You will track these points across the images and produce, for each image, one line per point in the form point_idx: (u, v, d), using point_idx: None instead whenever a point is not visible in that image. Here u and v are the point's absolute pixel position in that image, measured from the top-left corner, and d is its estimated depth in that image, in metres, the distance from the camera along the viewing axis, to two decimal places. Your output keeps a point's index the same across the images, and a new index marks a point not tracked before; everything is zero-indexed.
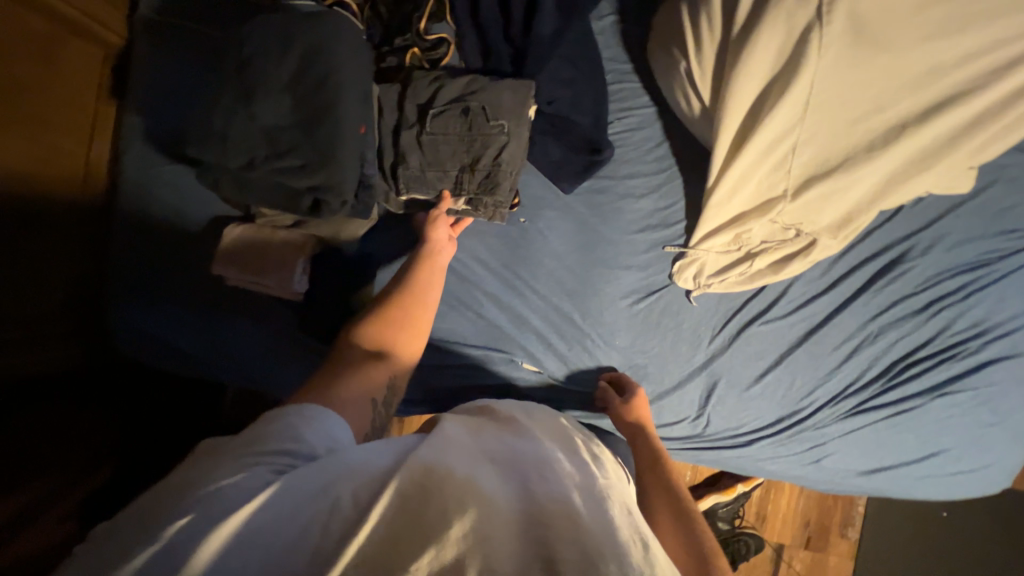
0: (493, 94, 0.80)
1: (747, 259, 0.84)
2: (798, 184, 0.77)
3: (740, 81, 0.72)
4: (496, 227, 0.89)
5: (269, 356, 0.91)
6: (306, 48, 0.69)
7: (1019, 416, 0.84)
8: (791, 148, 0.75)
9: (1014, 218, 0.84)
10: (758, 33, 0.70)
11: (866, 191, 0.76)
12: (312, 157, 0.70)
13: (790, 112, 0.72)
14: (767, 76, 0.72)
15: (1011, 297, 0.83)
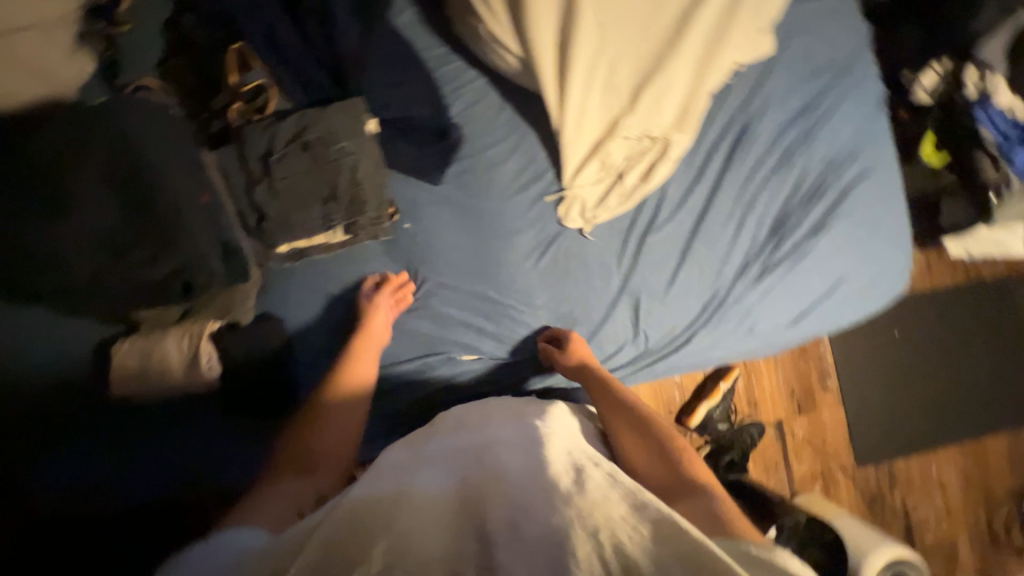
0: (327, 119, 0.80)
1: (620, 179, 0.89)
2: (630, 96, 0.83)
3: (538, 25, 0.77)
4: (385, 242, 0.89)
5: (215, 448, 0.83)
6: (110, 139, 0.67)
7: (886, 224, 0.96)
8: (607, 69, 0.81)
9: (817, 63, 0.94)
10: None
11: (687, 79, 0.83)
12: (160, 242, 0.68)
13: (590, 37, 0.78)
14: (557, 12, 0.77)
15: (841, 128, 0.94)
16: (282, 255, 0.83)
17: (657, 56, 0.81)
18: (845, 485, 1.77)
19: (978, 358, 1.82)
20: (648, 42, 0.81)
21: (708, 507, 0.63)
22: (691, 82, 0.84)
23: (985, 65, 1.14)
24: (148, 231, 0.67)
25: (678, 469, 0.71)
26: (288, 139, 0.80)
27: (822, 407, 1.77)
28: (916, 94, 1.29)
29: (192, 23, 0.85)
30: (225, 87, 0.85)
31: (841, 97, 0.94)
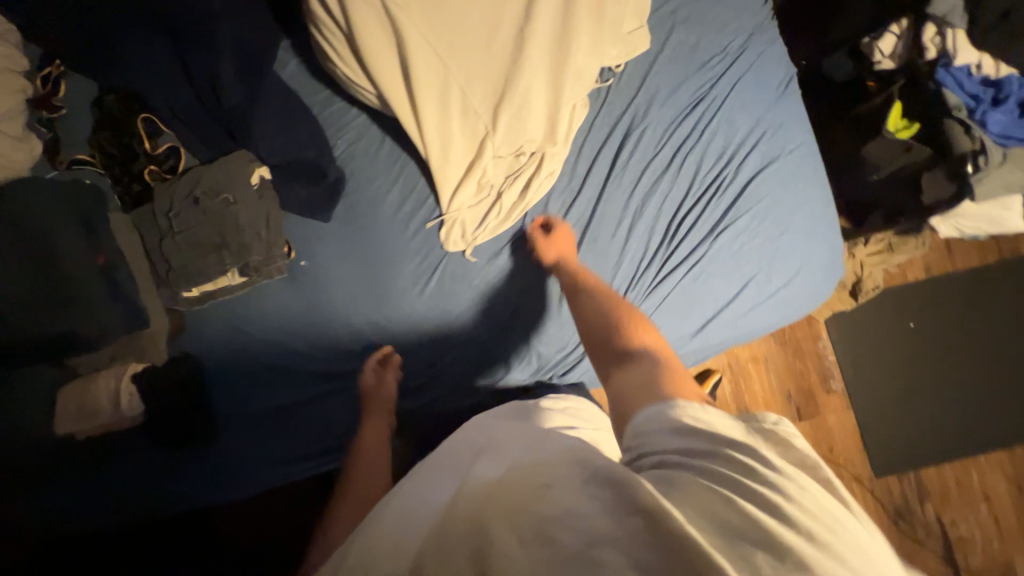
0: (216, 174, 0.88)
1: (498, 199, 0.90)
2: (490, 113, 0.82)
3: (379, 59, 0.77)
4: (283, 281, 0.95)
5: (163, 465, 0.91)
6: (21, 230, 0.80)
7: (804, 213, 0.86)
8: (461, 94, 0.81)
9: (705, 50, 0.88)
10: (356, 16, 0.74)
11: (545, 89, 0.82)
12: (67, 317, 0.82)
13: (435, 67, 0.79)
14: (397, 44, 0.77)
15: (741, 115, 0.87)
16: (191, 301, 0.91)
17: (508, 72, 0.80)
18: (862, 500, 1.56)
19: (1004, 345, 1.60)
20: (497, 60, 0.80)
21: (642, 374, 0.61)
22: (552, 93, 0.83)
23: (946, 22, 1.02)
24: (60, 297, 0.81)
25: (628, 335, 0.69)
26: (184, 194, 0.88)
27: (825, 410, 1.60)
28: (879, 60, 1.14)
29: (109, 99, 0.96)
30: (140, 153, 0.95)
31: (737, 82, 0.87)
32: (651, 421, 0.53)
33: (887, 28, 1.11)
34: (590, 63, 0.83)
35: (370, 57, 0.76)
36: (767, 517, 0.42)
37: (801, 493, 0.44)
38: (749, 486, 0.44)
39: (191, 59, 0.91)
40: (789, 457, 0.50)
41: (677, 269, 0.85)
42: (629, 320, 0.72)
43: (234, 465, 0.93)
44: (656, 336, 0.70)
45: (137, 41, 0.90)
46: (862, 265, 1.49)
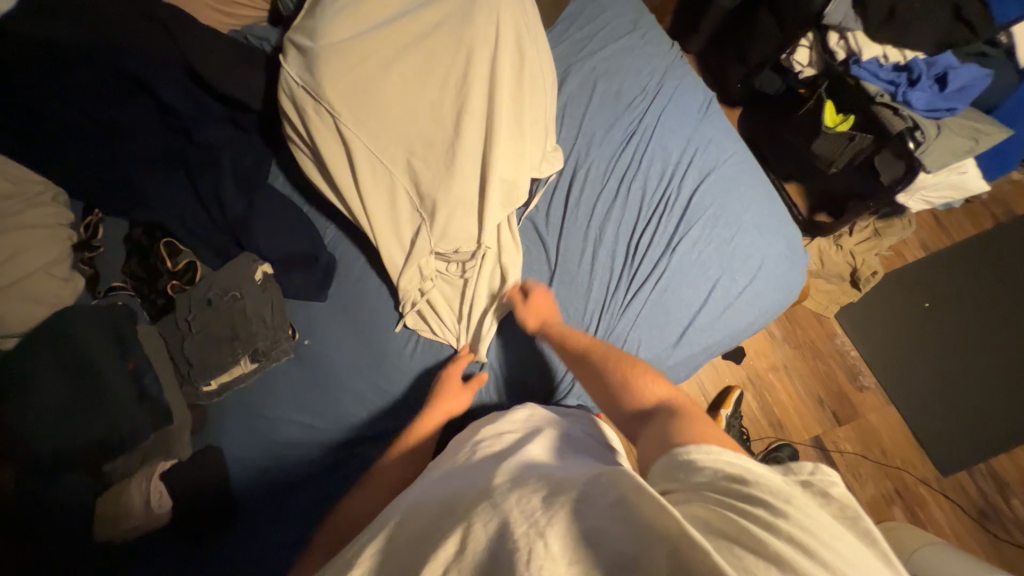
0: (224, 277, 1.00)
1: (467, 293, 0.96)
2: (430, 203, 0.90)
3: (336, 164, 0.89)
4: (291, 362, 1.04)
5: (187, 560, 0.93)
6: (56, 338, 0.93)
7: (751, 213, 0.91)
8: (407, 187, 0.90)
9: (628, 94, 1.00)
10: (315, 134, 0.87)
11: (475, 178, 0.89)
12: (96, 408, 0.92)
13: (377, 169, 0.89)
14: (347, 154, 0.88)
15: (672, 140, 0.96)
16: (215, 391, 1.00)
17: (445, 162, 0.88)
18: (936, 504, 1.42)
19: None
20: (434, 151, 0.88)
21: (657, 432, 0.59)
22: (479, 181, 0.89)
23: (843, 28, 1.10)
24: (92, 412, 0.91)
25: (637, 394, 0.68)
26: (199, 299, 1.00)
27: (864, 411, 1.51)
28: (801, 70, 1.25)
29: (138, 232, 1.13)
30: (163, 272, 1.09)
31: (662, 113, 0.98)
32: (668, 472, 0.52)
33: (799, 42, 1.22)
34: (513, 170, 0.89)
35: (332, 164, 0.88)
36: (782, 544, 0.39)
37: (822, 526, 0.41)
38: (774, 524, 0.41)
39: (203, 187, 1.08)
40: (836, 513, 0.45)
41: (644, 286, 0.90)
42: (633, 372, 0.72)
43: (261, 552, 0.94)
44: (663, 383, 0.69)
45: (162, 182, 1.09)
46: (853, 255, 1.50)
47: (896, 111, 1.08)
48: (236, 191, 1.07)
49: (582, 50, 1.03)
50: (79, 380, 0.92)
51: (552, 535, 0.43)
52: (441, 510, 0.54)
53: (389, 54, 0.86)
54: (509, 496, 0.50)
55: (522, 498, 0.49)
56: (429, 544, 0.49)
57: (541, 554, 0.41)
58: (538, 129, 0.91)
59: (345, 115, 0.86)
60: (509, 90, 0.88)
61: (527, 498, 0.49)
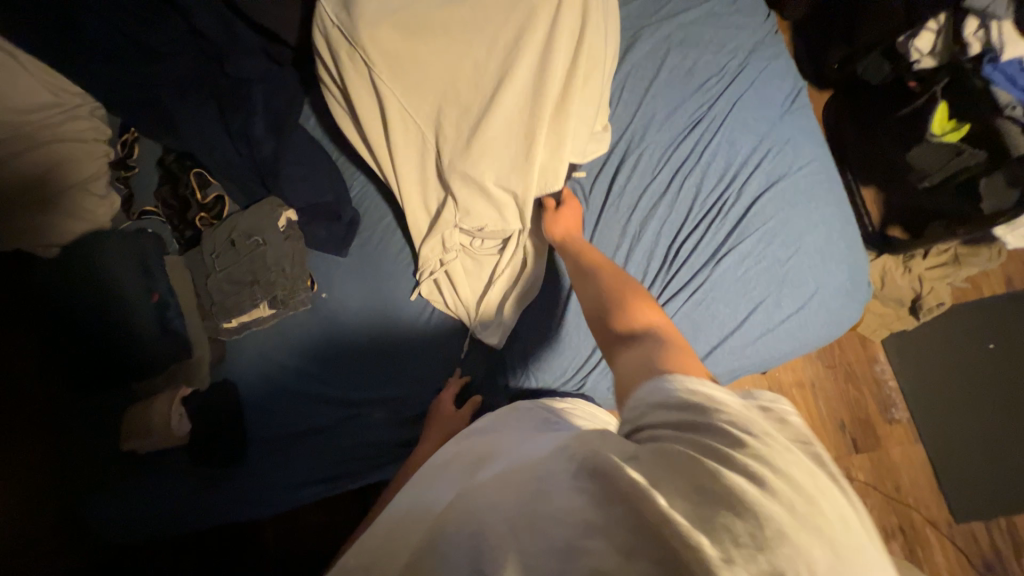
0: (247, 219, 0.99)
1: (488, 268, 0.93)
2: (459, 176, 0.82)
3: (366, 118, 0.83)
4: (308, 313, 1.04)
5: (201, 480, 1.01)
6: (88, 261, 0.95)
7: (816, 233, 0.80)
8: (438, 152, 0.82)
9: (702, 72, 0.86)
10: (347, 83, 0.80)
11: (512, 159, 0.81)
12: (122, 335, 0.95)
13: (408, 130, 0.82)
14: (378, 111, 0.82)
15: (742, 134, 0.83)
16: (233, 331, 1.03)
17: (483, 129, 0.78)
18: (940, 547, 1.37)
19: None
20: (473, 116, 0.79)
21: (642, 353, 0.56)
22: (518, 168, 0.81)
23: (987, 15, 0.89)
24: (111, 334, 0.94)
25: (631, 317, 0.64)
26: (223, 239, 1.00)
27: (887, 443, 1.43)
28: (918, 59, 1.04)
29: (170, 158, 1.12)
30: (192, 203, 1.10)
31: (737, 100, 0.84)
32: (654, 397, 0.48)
33: (925, 23, 1.00)
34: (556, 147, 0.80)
35: (364, 119, 0.82)
36: (744, 480, 0.37)
37: (787, 460, 0.40)
38: (735, 455, 0.39)
39: (234, 122, 1.04)
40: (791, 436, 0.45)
41: (677, 296, 0.82)
42: (633, 298, 0.68)
43: (272, 478, 1.02)
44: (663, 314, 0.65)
45: (196, 111, 1.06)
46: (921, 280, 1.34)
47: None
48: (266, 130, 1.03)
49: (658, 11, 0.89)
50: (107, 306, 0.94)
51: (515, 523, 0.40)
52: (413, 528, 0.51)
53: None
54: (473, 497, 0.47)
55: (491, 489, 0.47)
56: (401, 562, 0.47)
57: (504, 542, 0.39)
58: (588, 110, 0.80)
59: (381, 64, 0.78)
60: (564, 63, 0.77)
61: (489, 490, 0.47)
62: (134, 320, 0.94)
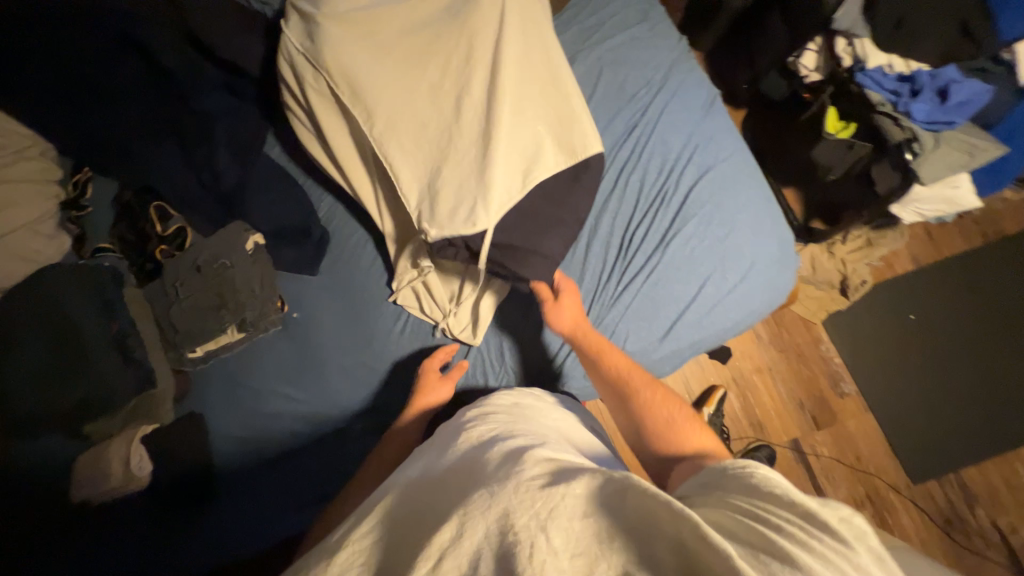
0: (213, 245, 0.98)
1: (463, 273, 0.97)
2: (423, 180, 0.82)
3: (334, 137, 0.88)
4: (280, 334, 1.04)
5: (163, 523, 0.94)
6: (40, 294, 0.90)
7: (746, 212, 0.91)
8: (388, 160, 0.82)
9: (632, 85, 0.99)
10: (313, 105, 0.86)
11: (472, 160, 0.81)
12: (76, 368, 0.89)
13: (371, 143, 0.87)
14: (344, 130, 0.88)
15: (672, 135, 0.96)
16: (202, 359, 1.00)
17: (441, 136, 0.82)
18: (905, 510, 1.46)
19: (1019, 325, 1.56)
20: (432, 121, 0.82)
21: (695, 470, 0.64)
22: (478, 168, 0.80)
23: (851, 34, 1.10)
24: (68, 374, 0.89)
25: (675, 440, 0.70)
26: (188, 266, 0.99)
27: (843, 417, 1.54)
28: (806, 74, 1.25)
29: (129, 194, 1.11)
30: (152, 236, 1.08)
31: (664, 107, 0.97)
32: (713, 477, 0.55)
33: (806, 45, 1.22)
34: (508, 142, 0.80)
35: (332, 139, 0.87)
36: (794, 546, 0.40)
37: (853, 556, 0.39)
38: (788, 526, 0.42)
39: (197, 154, 1.06)
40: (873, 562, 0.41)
41: (635, 278, 0.90)
42: (682, 420, 0.73)
43: (247, 514, 0.96)
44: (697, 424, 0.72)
45: (158, 148, 1.08)
46: (845, 263, 1.52)
47: (896, 120, 1.07)
48: (230, 159, 1.05)
49: (588, 38, 1.02)
50: (61, 339, 0.89)
51: (556, 526, 0.44)
52: (431, 496, 0.56)
53: (391, 28, 0.85)
54: (506, 482, 0.51)
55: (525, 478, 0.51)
56: (422, 526, 0.50)
57: (542, 548, 0.41)
58: (542, 109, 0.84)
59: (340, 82, 0.82)
60: (511, 70, 0.81)
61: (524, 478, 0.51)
62: (98, 359, 0.91)
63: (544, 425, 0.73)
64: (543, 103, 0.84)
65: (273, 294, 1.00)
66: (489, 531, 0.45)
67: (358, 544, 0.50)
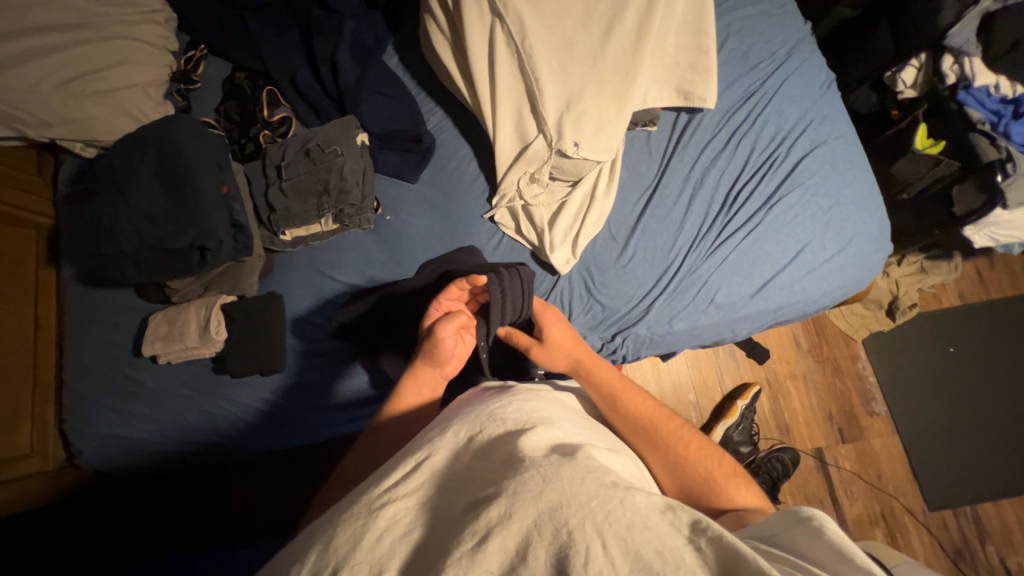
0: (327, 132, 1.00)
1: (571, 199, 0.96)
2: (564, 105, 0.90)
3: (473, 42, 0.90)
4: (370, 235, 1.04)
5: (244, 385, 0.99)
6: (162, 141, 0.93)
7: (851, 191, 0.95)
8: (535, 77, 0.89)
9: (757, 54, 1.01)
10: (463, 9, 0.89)
11: (613, 90, 0.90)
12: (181, 215, 0.90)
13: (510, 56, 0.91)
14: (485, 38, 0.91)
15: (789, 107, 0.99)
16: (292, 244, 1.02)
17: (587, 65, 0.90)
18: (917, 535, 1.47)
19: None
20: (583, 50, 0.90)
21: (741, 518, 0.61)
22: (617, 99, 0.90)
23: (961, 51, 1.15)
24: (176, 222, 0.90)
25: (718, 494, 0.65)
26: (297, 148, 1.00)
27: (869, 435, 1.55)
28: (902, 90, 1.28)
29: (242, 76, 1.13)
30: (258, 119, 1.08)
31: (785, 80, 1.00)
32: (782, 520, 0.49)
33: (908, 60, 1.24)
34: (644, 91, 0.92)
35: (472, 44, 0.90)
36: None
37: None
38: None
39: (318, 44, 1.07)
40: None
41: (736, 233, 0.93)
42: (719, 474, 0.67)
43: (320, 401, 0.99)
44: (737, 477, 0.68)
45: (283, 39, 1.11)
46: (897, 285, 1.55)
47: (994, 140, 1.15)
48: (351, 56, 1.07)
49: (722, 3, 1.05)
50: (173, 185, 0.91)
51: (614, 534, 0.37)
52: (471, 461, 0.49)
53: None
54: (561, 469, 0.43)
55: (583, 474, 0.43)
56: (474, 489, 0.45)
57: (599, 559, 0.36)
58: (672, 59, 0.94)
59: None
60: (660, 16, 0.90)
61: (582, 473, 0.43)
62: (203, 210, 0.89)
63: (574, 417, 0.64)
64: (678, 54, 0.94)
65: (371, 192, 1.00)
66: (539, 518, 0.39)
67: (407, 501, 0.44)
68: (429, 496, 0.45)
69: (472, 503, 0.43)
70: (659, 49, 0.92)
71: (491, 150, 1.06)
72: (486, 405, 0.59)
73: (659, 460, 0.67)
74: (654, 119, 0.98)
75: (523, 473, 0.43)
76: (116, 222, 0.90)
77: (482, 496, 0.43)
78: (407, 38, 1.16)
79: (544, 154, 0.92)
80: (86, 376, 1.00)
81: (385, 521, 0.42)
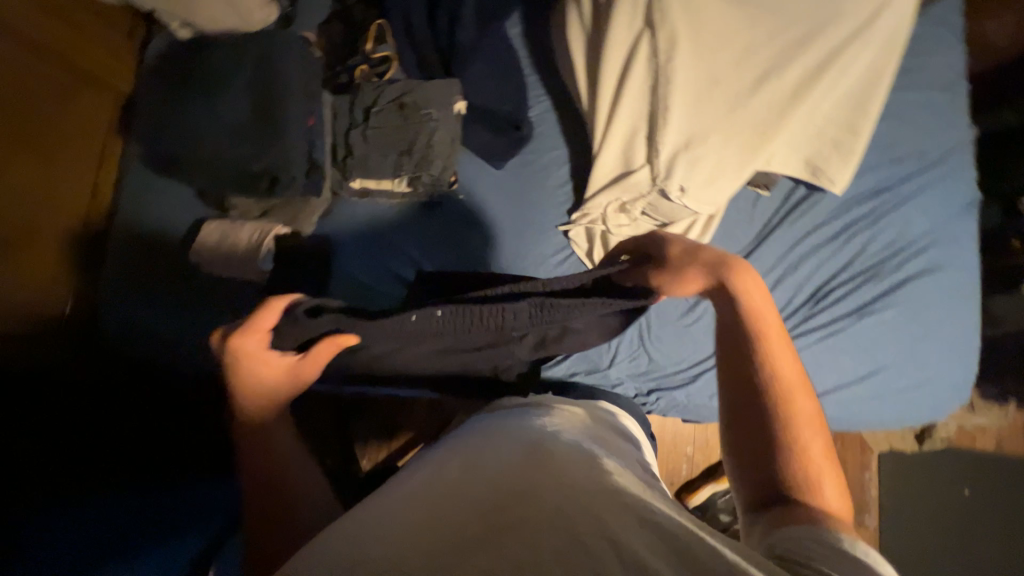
0: (427, 90, 0.92)
1: None
2: (683, 141, 0.82)
3: (612, 49, 0.82)
4: (439, 209, 0.99)
5: None
6: (260, 53, 0.88)
7: (950, 326, 0.87)
8: (664, 109, 0.81)
9: (906, 149, 0.91)
10: (613, 14, 0.81)
11: (739, 147, 0.82)
12: (261, 134, 0.86)
13: (645, 77, 0.82)
14: (626, 50, 0.82)
15: (918, 218, 0.89)
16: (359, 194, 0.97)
17: (723, 111, 0.81)
18: None
19: None
20: (725, 94, 0.81)
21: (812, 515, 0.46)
22: (741, 157, 0.82)
23: None
24: (252, 141, 0.86)
25: (794, 476, 0.51)
26: (391, 98, 0.93)
27: None
28: None
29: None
30: (359, 52, 1.00)
31: (926, 186, 0.90)
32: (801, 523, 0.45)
33: None
34: (771, 157, 0.83)
35: (610, 50, 0.82)
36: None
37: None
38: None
39: None
40: None
41: (812, 333, 0.86)
42: (809, 453, 0.52)
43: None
44: (828, 469, 0.52)
45: None
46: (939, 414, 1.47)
47: None
48: (474, 14, 0.98)
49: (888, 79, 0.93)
50: (260, 102, 0.87)
51: (619, 537, 0.32)
52: (463, 475, 0.45)
53: None
54: (575, 481, 0.40)
55: (595, 487, 0.39)
56: (470, 501, 0.40)
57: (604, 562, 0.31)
58: (816, 131, 0.84)
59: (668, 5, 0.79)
60: (825, 82, 0.80)
61: (588, 482, 0.39)
62: (286, 137, 0.86)
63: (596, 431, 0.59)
64: (825, 125, 0.84)
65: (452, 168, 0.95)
66: (540, 527, 0.34)
67: (387, 511, 0.40)
68: (410, 506, 0.41)
69: (458, 518, 0.38)
70: (808, 116, 0.82)
71: (586, 159, 0.99)
72: (498, 424, 0.56)
73: (736, 406, 0.55)
74: (770, 185, 0.89)
75: (537, 492, 0.39)
76: (202, 122, 0.87)
77: (470, 511, 0.38)
78: (535, 10, 1.06)
79: (646, 188, 0.85)
80: (122, 260, 0.98)
81: (361, 529, 0.38)
